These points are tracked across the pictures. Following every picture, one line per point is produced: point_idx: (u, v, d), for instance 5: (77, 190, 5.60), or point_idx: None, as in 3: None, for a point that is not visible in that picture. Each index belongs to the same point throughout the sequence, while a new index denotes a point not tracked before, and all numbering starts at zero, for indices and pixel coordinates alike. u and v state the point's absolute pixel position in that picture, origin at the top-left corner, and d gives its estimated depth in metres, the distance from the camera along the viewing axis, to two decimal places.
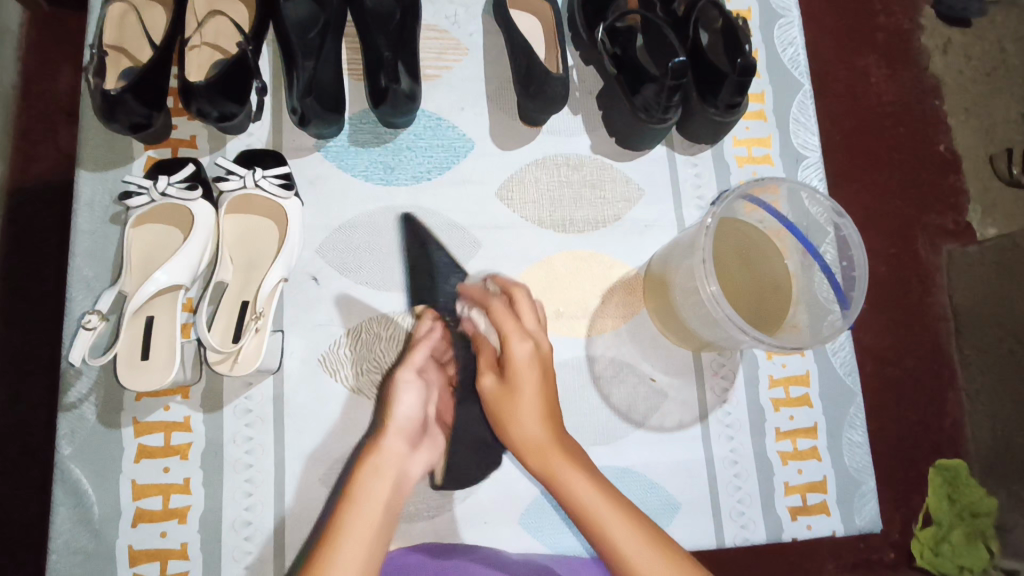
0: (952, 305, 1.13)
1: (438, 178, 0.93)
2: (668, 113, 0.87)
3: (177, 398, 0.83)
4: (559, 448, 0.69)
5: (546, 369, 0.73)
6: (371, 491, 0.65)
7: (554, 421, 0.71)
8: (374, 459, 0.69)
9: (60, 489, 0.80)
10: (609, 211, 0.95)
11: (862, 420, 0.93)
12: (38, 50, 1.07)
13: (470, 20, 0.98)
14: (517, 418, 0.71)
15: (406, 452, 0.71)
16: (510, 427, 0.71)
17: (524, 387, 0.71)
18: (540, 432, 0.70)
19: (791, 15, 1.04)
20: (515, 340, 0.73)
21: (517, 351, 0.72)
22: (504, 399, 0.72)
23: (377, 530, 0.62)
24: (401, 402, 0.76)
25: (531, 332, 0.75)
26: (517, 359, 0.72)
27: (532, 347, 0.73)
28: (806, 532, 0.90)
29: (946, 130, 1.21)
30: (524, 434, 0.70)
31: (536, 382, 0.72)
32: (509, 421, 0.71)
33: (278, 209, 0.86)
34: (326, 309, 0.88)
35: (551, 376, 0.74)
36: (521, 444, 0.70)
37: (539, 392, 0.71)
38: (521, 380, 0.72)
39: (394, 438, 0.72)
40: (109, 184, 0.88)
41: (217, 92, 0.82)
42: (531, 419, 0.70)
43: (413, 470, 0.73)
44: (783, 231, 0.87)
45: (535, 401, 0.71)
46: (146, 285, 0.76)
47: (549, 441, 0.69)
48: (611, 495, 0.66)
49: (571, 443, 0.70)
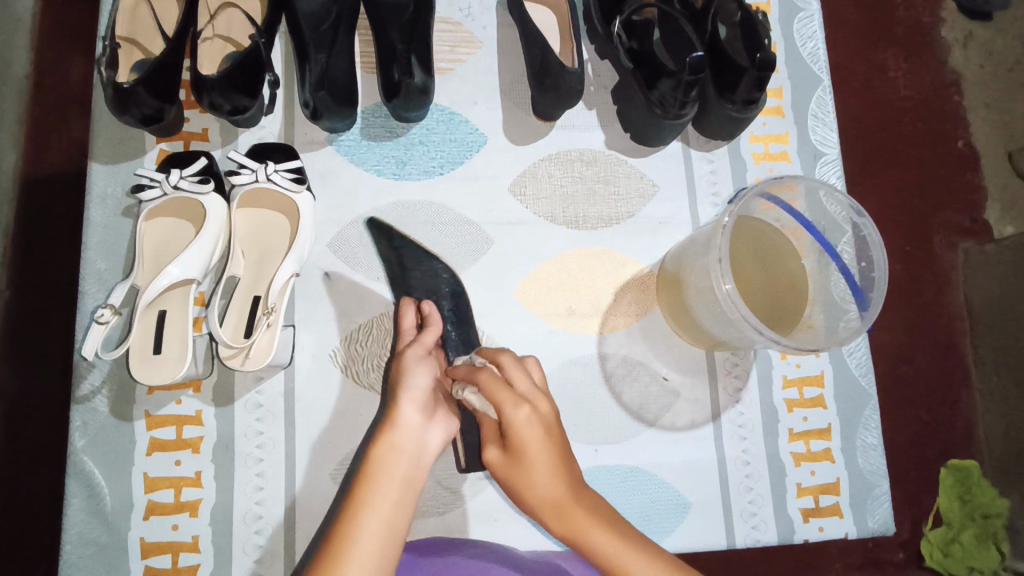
0: (968, 305, 1.11)
1: (450, 172, 0.92)
2: (684, 109, 0.85)
3: (189, 392, 0.84)
4: (582, 508, 0.65)
5: (550, 431, 0.67)
6: (389, 468, 0.64)
7: (568, 476, 0.67)
8: (391, 435, 0.66)
9: (72, 481, 0.80)
10: (623, 208, 0.94)
11: (877, 422, 0.92)
12: (50, 40, 1.06)
13: (483, 13, 0.96)
14: (533, 484, 0.66)
15: (422, 422, 0.68)
16: (526, 496, 0.67)
17: (530, 456, 0.66)
18: (558, 495, 0.65)
19: (811, 9, 1.02)
20: (511, 408, 0.66)
21: (516, 420, 0.66)
22: (514, 471, 0.67)
23: (395, 503, 0.62)
24: (412, 376, 0.71)
25: (533, 392, 0.69)
26: (518, 428, 0.66)
27: (530, 411, 0.67)
28: (818, 533, 0.89)
29: (965, 126, 1.19)
30: (548, 499, 0.65)
31: (544, 446, 0.66)
32: (525, 489, 0.66)
33: (290, 203, 0.85)
34: (337, 303, 0.87)
35: (559, 434, 0.68)
36: (546, 513, 0.66)
37: (549, 457, 0.66)
38: (526, 451, 0.66)
39: (409, 407, 0.68)
40: (122, 177, 0.88)
41: (229, 86, 0.81)
42: (545, 485, 0.65)
43: (434, 440, 0.68)
44: (801, 229, 0.86)
45: (546, 459, 0.66)
46: (158, 279, 0.76)
47: (568, 501, 0.65)
48: (634, 543, 0.62)
49: (591, 496, 0.66)
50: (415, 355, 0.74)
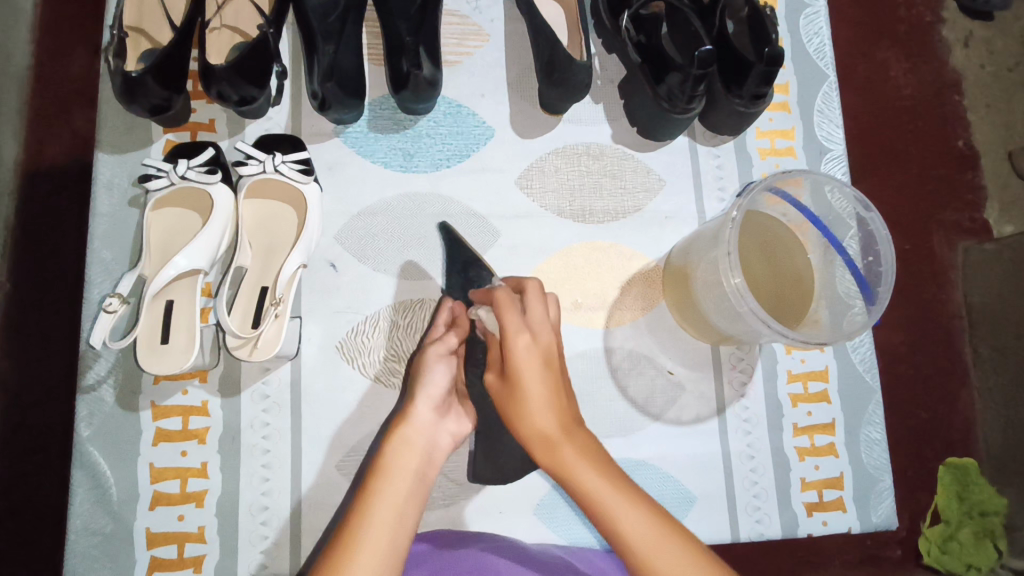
0: (968, 304, 1.12)
1: (457, 165, 0.92)
2: (692, 103, 0.86)
3: (195, 382, 0.83)
4: (574, 448, 0.63)
5: (550, 362, 0.66)
6: (400, 462, 0.64)
7: (564, 412, 0.65)
8: (404, 431, 0.67)
9: (78, 471, 0.80)
10: (629, 202, 0.94)
11: (881, 418, 0.93)
12: (55, 30, 1.06)
13: (491, 6, 0.96)
14: (530, 413, 0.64)
15: (434, 420, 0.69)
16: (519, 422, 0.65)
17: (530, 384, 0.64)
18: (551, 428, 0.64)
19: (817, 5, 1.02)
20: (515, 331, 0.65)
21: (517, 348, 0.64)
22: (510, 395, 0.65)
23: (408, 497, 0.62)
24: (431, 373, 0.73)
25: (545, 338, 0.66)
26: (519, 358, 0.64)
27: (532, 337, 0.65)
28: (821, 528, 0.89)
29: (966, 125, 1.20)
30: (543, 430, 0.64)
31: (539, 376, 0.65)
32: (515, 413, 0.65)
33: (298, 194, 0.85)
34: (343, 295, 0.87)
35: (559, 365, 0.66)
36: (538, 444, 0.64)
37: (547, 386, 0.65)
38: (523, 377, 0.64)
39: (424, 405, 0.70)
40: (128, 166, 0.88)
41: (237, 75, 0.81)
42: (540, 416, 0.64)
43: (444, 438, 0.70)
44: (806, 225, 0.87)
45: (544, 386, 0.65)
46: (166, 268, 0.76)
47: (560, 436, 0.64)
48: (622, 487, 0.62)
49: (587, 436, 0.65)
50: (437, 354, 0.75)
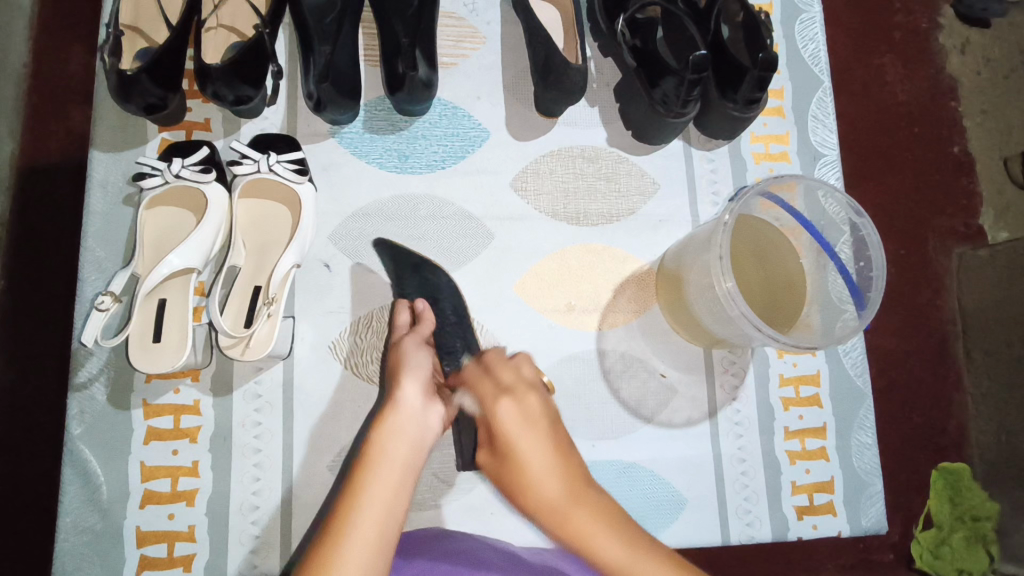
0: (962, 310, 1.12)
1: (451, 167, 0.92)
2: (686, 107, 0.86)
3: (186, 380, 0.83)
4: (578, 510, 0.62)
5: (541, 423, 0.67)
6: (389, 451, 0.63)
7: (570, 479, 0.64)
8: (394, 418, 0.66)
9: (68, 468, 0.80)
10: (623, 205, 0.94)
11: (872, 422, 0.93)
12: (52, 28, 1.06)
13: (487, 9, 0.97)
14: (530, 483, 0.64)
15: (423, 404, 0.68)
16: (526, 498, 0.64)
17: (524, 452, 0.65)
18: (558, 496, 0.63)
19: (812, 11, 1.03)
20: (497, 399, 0.68)
21: (503, 415, 0.67)
22: (507, 472, 0.65)
23: (394, 489, 0.61)
24: (411, 357, 0.74)
25: (527, 386, 0.70)
26: (506, 425, 0.66)
27: (517, 404, 0.67)
28: (811, 531, 0.90)
29: (962, 132, 1.20)
30: (543, 497, 0.63)
31: (535, 441, 0.65)
32: (521, 491, 0.64)
33: (292, 194, 0.85)
34: (336, 295, 0.87)
35: (551, 426, 0.67)
36: (538, 512, 0.63)
37: (548, 453, 0.65)
38: (518, 449, 0.65)
39: (410, 388, 0.70)
40: (123, 165, 0.88)
41: (232, 75, 0.81)
42: (547, 485, 0.63)
43: (434, 423, 0.68)
44: (799, 229, 0.86)
45: (541, 452, 0.65)
46: (158, 267, 0.76)
47: (568, 503, 0.63)
48: (641, 545, 0.60)
49: (597, 499, 0.64)
50: (413, 342, 0.77)
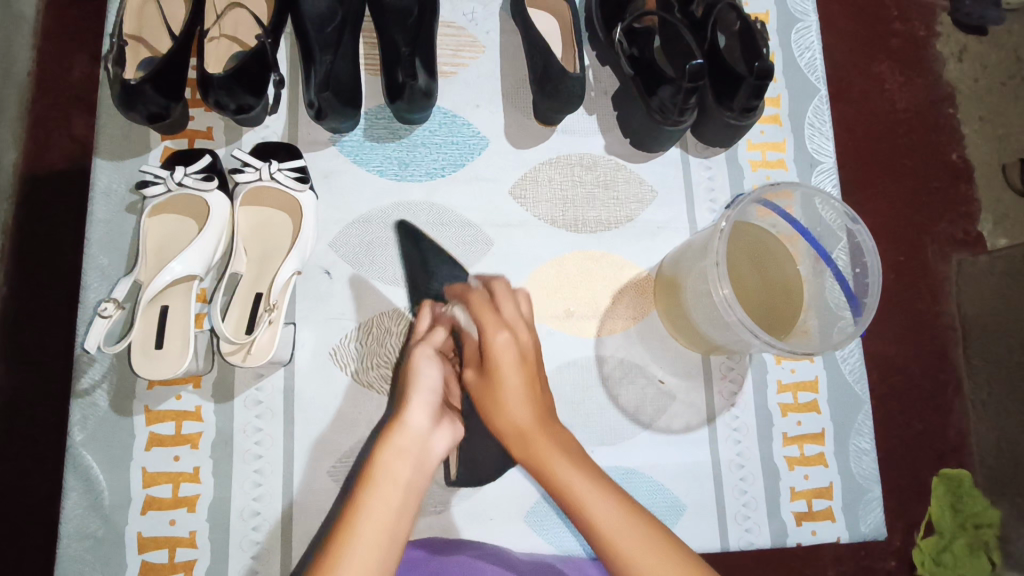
0: (961, 316, 1.13)
1: (451, 175, 0.93)
2: (683, 116, 0.87)
3: (188, 387, 0.84)
4: (543, 438, 0.64)
5: (526, 359, 0.68)
6: (391, 471, 0.62)
7: (541, 407, 0.67)
8: (397, 437, 0.65)
9: (70, 474, 0.81)
10: (622, 212, 0.95)
11: (870, 428, 0.93)
12: (56, 37, 1.07)
13: (487, 18, 0.98)
14: (507, 402, 0.66)
15: (429, 427, 0.67)
16: (496, 419, 0.67)
17: (502, 376, 0.67)
18: (526, 420, 0.65)
19: (809, 20, 1.04)
20: (493, 328, 0.68)
21: (495, 343, 0.67)
22: (487, 391, 0.67)
23: (395, 511, 0.60)
24: (422, 371, 0.72)
25: (526, 325, 0.71)
26: (494, 349, 0.67)
27: (511, 334, 0.68)
28: (810, 537, 0.90)
29: (960, 138, 1.21)
30: (516, 418, 0.66)
31: (516, 371, 0.67)
32: (494, 410, 0.67)
33: (293, 202, 0.86)
34: (336, 302, 0.88)
35: (534, 362, 0.69)
36: (508, 433, 0.66)
37: (522, 383, 0.67)
38: (499, 373, 0.67)
39: (418, 410, 0.68)
40: (126, 173, 0.89)
41: (235, 85, 0.82)
42: (517, 409, 0.66)
43: (439, 447, 0.68)
44: (796, 237, 0.87)
45: (525, 383, 0.67)
46: (161, 274, 0.77)
47: (535, 429, 0.65)
48: (596, 477, 0.62)
49: (560, 430, 0.66)
50: (425, 353, 0.74)
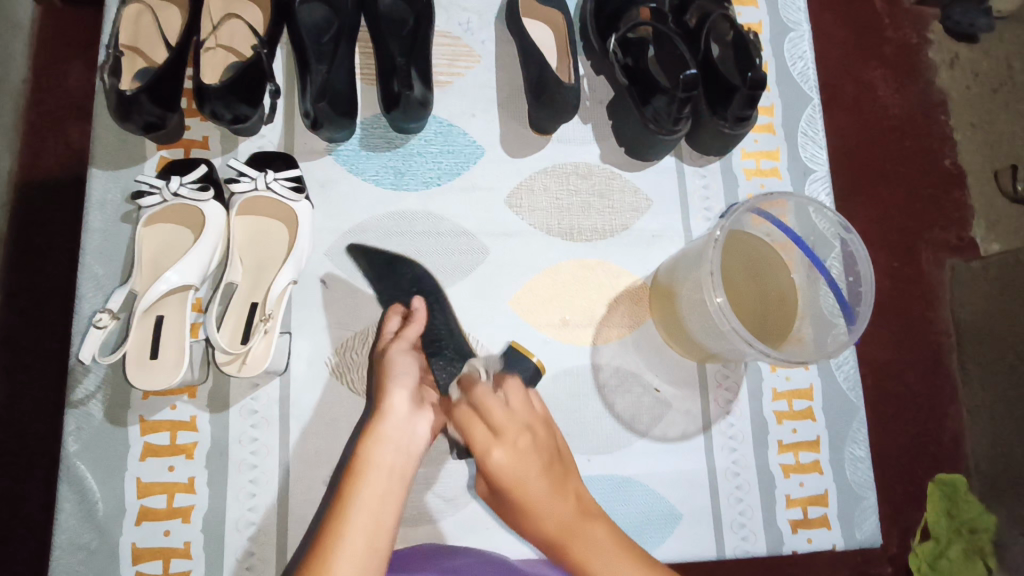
0: (955, 321, 1.13)
1: (447, 184, 0.93)
2: (677, 125, 0.88)
3: (183, 397, 0.84)
4: (576, 540, 0.65)
5: (537, 467, 0.68)
6: (376, 459, 0.64)
7: (566, 507, 0.67)
8: (380, 423, 0.67)
9: (64, 485, 0.80)
10: (617, 220, 0.96)
11: (865, 435, 0.94)
12: (52, 46, 1.07)
13: (482, 28, 0.98)
14: (531, 519, 0.67)
15: (409, 411, 0.69)
16: (532, 534, 0.68)
17: (521, 499, 0.67)
18: (555, 528, 0.66)
19: (801, 29, 1.04)
20: (487, 451, 0.68)
21: (496, 466, 0.67)
22: (513, 514, 0.69)
23: (383, 498, 0.62)
24: (398, 364, 0.75)
25: (518, 420, 0.70)
26: (500, 474, 0.67)
27: (504, 449, 0.68)
28: (806, 544, 0.90)
29: (951, 146, 1.22)
30: (544, 533, 0.67)
31: (531, 487, 0.67)
32: (526, 529, 0.68)
33: (289, 211, 0.86)
34: (332, 311, 0.88)
35: (546, 462, 0.69)
36: (543, 543, 0.68)
37: (542, 495, 0.67)
38: (516, 498, 0.67)
39: (398, 395, 0.70)
40: (122, 182, 0.89)
41: (231, 94, 0.82)
42: (545, 523, 0.67)
43: (422, 430, 0.68)
44: (789, 245, 0.86)
45: (541, 492, 0.67)
46: (157, 284, 0.77)
47: (566, 535, 0.66)
48: (637, 565, 0.63)
49: (588, 523, 0.66)
50: (399, 348, 0.78)
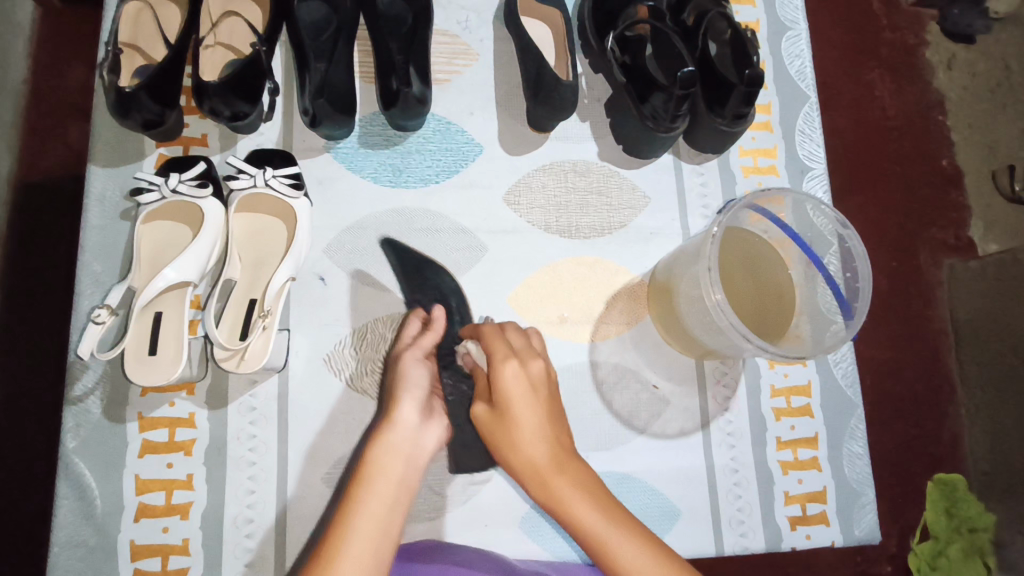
0: (953, 320, 1.14)
1: (445, 182, 0.94)
2: (675, 122, 0.87)
3: (181, 394, 0.84)
4: (561, 473, 0.65)
5: (538, 391, 0.69)
6: (384, 466, 0.63)
7: (558, 442, 0.67)
8: (388, 432, 0.66)
9: (62, 482, 0.80)
10: (615, 217, 0.96)
11: (862, 432, 0.94)
12: (52, 45, 1.08)
13: (481, 27, 0.99)
14: (518, 441, 0.67)
15: (419, 421, 0.68)
16: (511, 454, 0.67)
17: (516, 409, 0.67)
18: (542, 455, 0.66)
19: (798, 28, 1.05)
20: (502, 359, 0.70)
21: (504, 374, 0.68)
22: (498, 428, 0.68)
23: (389, 507, 0.61)
24: (411, 372, 0.74)
25: (535, 356, 0.73)
26: (505, 383, 0.68)
27: (519, 366, 0.70)
28: (805, 541, 0.90)
29: (949, 145, 1.22)
30: (527, 456, 0.66)
31: (531, 404, 0.68)
32: (507, 446, 0.67)
33: (288, 208, 0.86)
34: (330, 308, 0.88)
35: (547, 396, 0.70)
36: (523, 470, 0.66)
37: (538, 413, 0.67)
38: (512, 407, 0.67)
39: (407, 406, 0.69)
40: (121, 180, 0.89)
41: (230, 92, 0.83)
42: (532, 442, 0.66)
43: (430, 441, 0.68)
44: (787, 242, 0.87)
45: (537, 419, 0.67)
46: (155, 280, 0.77)
47: (551, 467, 0.65)
48: (615, 512, 0.62)
49: (577, 462, 0.66)
50: (413, 357, 0.77)
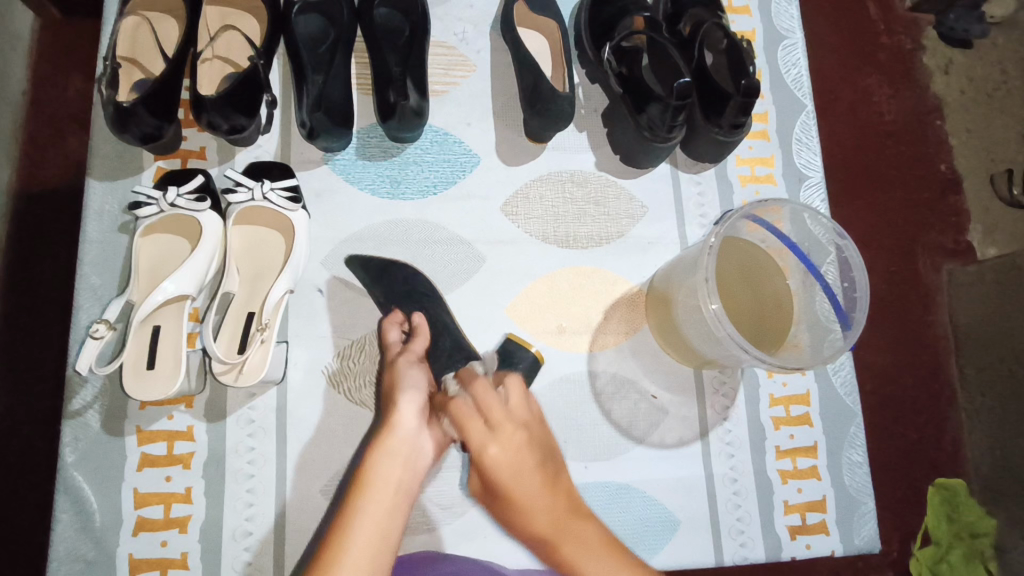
0: (953, 325, 1.14)
1: (444, 192, 0.94)
2: (672, 133, 0.88)
3: (180, 407, 0.84)
4: (569, 542, 0.63)
5: (530, 463, 0.65)
6: (382, 475, 0.64)
7: (559, 505, 0.65)
8: (388, 437, 0.66)
9: (61, 497, 0.80)
10: (612, 227, 0.96)
11: (861, 440, 0.94)
12: (51, 57, 1.08)
13: (478, 37, 0.99)
14: (523, 522, 0.64)
15: (419, 426, 0.68)
16: (519, 528, 0.65)
17: (513, 493, 0.64)
18: (547, 528, 0.63)
19: (794, 37, 1.05)
20: (482, 443, 0.65)
21: (492, 458, 0.64)
22: (504, 509, 0.65)
23: (389, 514, 0.62)
24: (406, 377, 0.75)
25: (515, 420, 0.66)
26: (496, 463, 0.64)
27: (502, 445, 0.64)
28: (805, 551, 0.90)
29: (947, 150, 1.22)
30: (533, 532, 0.64)
31: (527, 482, 0.64)
32: (518, 525, 0.65)
33: (287, 221, 0.86)
34: (329, 319, 0.89)
35: (539, 465, 0.66)
36: (533, 543, 0.65)
37: (537, 486, 0.64)
38: (509, 492, 0.64)
39: (407, 411, 0.69)
40: (119, 193, 0.89)
41: (230, 106, 0.83)
42: (535, 517, 0.63)
43: (428, 448, 0.68)
44: (785, 250, 0.87)
45: (535, 494, 0.64)
46: (153, 295, 0.77)
47: (558, 535, 0.63)
48: (627, 568, 0.62)
49: (583, 522, 0.64)
50: (408, 362, 0.78)
